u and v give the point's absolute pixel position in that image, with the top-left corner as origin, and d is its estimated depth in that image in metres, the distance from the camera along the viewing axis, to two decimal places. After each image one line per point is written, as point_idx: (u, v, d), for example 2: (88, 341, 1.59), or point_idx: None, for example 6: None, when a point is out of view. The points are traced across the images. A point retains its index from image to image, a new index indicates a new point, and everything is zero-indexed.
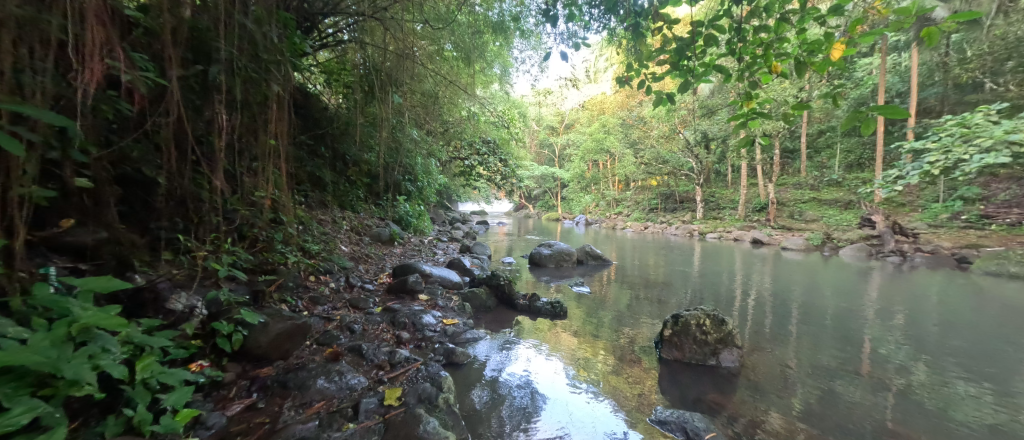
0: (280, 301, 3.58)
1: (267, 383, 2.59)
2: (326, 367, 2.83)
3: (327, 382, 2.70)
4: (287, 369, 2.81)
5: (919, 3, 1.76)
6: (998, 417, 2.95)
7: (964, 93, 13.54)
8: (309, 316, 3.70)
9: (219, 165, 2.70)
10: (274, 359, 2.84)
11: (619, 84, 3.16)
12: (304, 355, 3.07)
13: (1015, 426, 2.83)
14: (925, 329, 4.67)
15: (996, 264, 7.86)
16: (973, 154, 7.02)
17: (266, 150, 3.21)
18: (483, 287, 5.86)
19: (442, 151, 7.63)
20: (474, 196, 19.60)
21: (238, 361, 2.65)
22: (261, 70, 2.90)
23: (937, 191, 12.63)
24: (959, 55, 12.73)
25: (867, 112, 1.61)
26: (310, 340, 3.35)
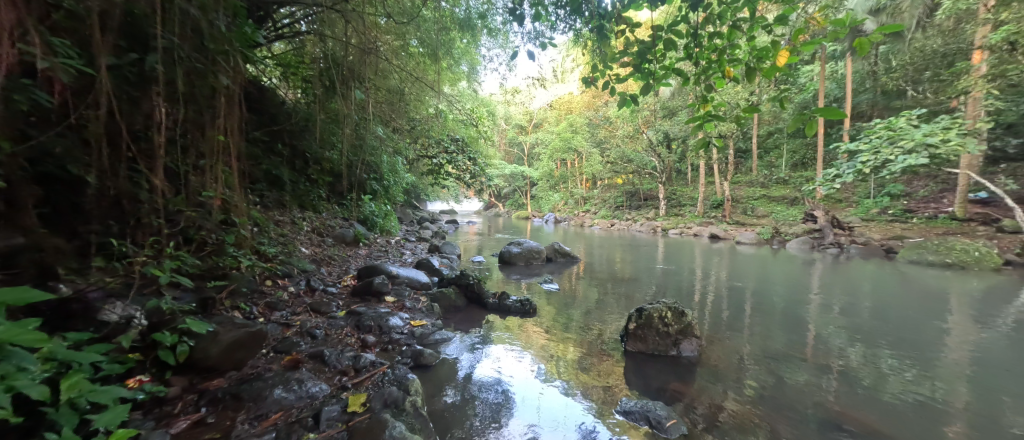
0: (232, 309, 3.36)
1: (217, 397, 2.42)
2: (285, 376, 2.70)
3: (285, 391, 2.57)
4: (240, 380, 2.65)
5: (852, 16, 1.91)
6: (921, 391, 3.26)
7: (890, 100, 14.95)
8: (265, 323, 3.50)
9: (159, 163, 2.47)
10: (226, 370, 2.66)
11: (586, 84, 3.22)
12: (260, 365, 2.90)
13: (936, 398, 3.15)
14: (861, 315, 5.09)
15: (918, 253, 8.73)
16: (898, 154, 7.77)
17: (214, 147, 2.99)
18: (452, 287, 5.80)
19: (409, 149, 7.46)
20: (443, 195, 19.34)
21: (184, 374, 2.46)
22: (207, 62, 2.70)
23: (870, 188, 13.85)
24: (887, 65, 14.03)
25: (810, 115, 1.72)
26: (267, 349, 3.17)
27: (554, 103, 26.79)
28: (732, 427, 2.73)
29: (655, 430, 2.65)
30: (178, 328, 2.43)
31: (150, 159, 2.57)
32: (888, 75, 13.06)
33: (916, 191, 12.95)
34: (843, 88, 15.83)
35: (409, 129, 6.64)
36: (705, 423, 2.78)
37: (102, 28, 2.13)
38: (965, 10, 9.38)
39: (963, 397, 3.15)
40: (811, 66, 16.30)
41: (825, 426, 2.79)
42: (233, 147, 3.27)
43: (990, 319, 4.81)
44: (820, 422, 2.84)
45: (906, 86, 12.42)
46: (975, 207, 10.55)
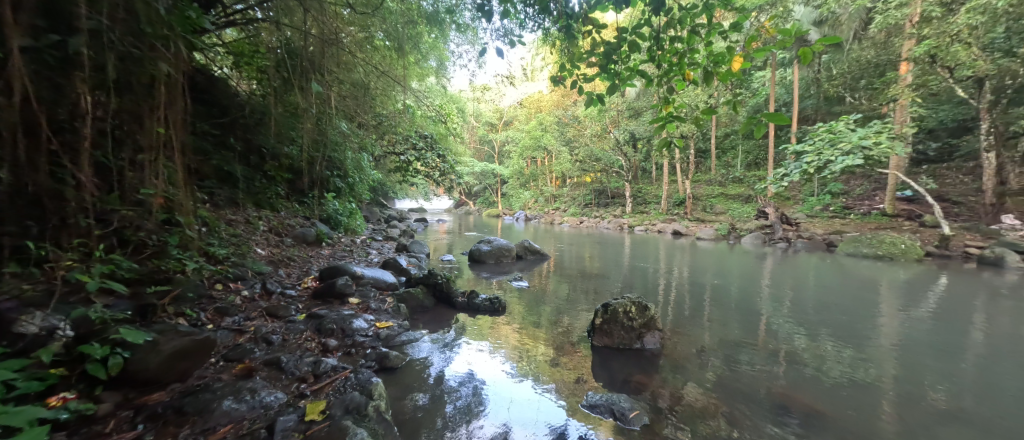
0: (177, 316, 3.13)
1: (156, 412, 2.23)
2: (235, 387, 2.55)
3: (236, 402, 2.43)
4: (185, 392, 2.47)
5: (798, 27, 2.06)
6: (854, 372, 3.58)
7: (832, 105, 16.22)
8: (214, 330, 3.28)
9: (85, 157, 2.27)
10: (168, 382, 2.47)
11: (554, 83, 3.24)
12: (207, 374, 2.72)
13: (867, 379, 3.46)
14: (806, 305, 5.49)
15: (854, 246, 9.57)
16: (838, 156, 8.46)
17: (153, 141, 2.76)
18: (420, 287, 5.69)
19: (375, 146, 7.25)
20: (412, 193, 18.93)
21: (118, 389, 2.25)
22: (144, 48, 2.47)
23: (813, 187, 14.99)
24: (828, 73, 15.22)
25: (759, 119, 1.85)
26: (216, 357, 2.98)
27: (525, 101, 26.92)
28: (690, 415, 2.87)
29: (619, 422, 2.74)
30: (111, 339, 2.21)
31: (76, 152, 2.32)
32: (830, 83, 14.18)
33: (853, 190, 14.12)
34: (791, 93, 17.01)
35: (375, 125, 6.41)
36: (666, 413, 2.89)
37: (13, 5, 1.90)
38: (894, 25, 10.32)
39: (889, 377, 3.47)
40: (762, 72, 17.33)
41: (772, 410, 2.99)
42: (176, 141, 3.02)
43: (914, 306, 5.32)
44: (768, 406, 3.04)
45: (844, 93, 13.51)
46: (902, 204, 11.68)
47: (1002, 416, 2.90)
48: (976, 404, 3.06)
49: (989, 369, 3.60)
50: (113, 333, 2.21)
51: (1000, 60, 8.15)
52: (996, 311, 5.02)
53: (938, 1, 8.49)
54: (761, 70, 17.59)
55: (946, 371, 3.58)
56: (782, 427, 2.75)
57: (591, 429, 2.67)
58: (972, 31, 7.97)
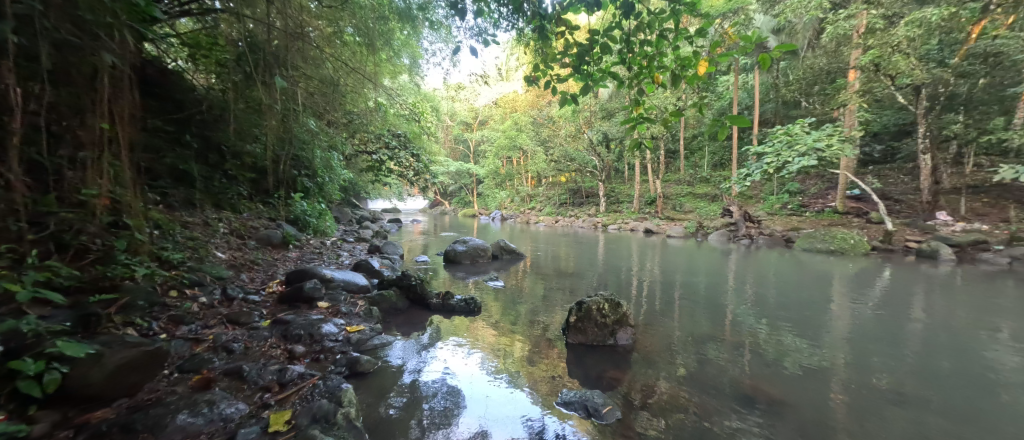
0: (126, 325, 2.93)
1: (101, 429, 2.07)
2: (192, 399, 2.41)
3: (192, 416, 2.29)
4: (134, 408, 2.31)
5: (758, 34, 2.19)
6: (808, 360, 3.83)
7: (789, 109, 17.21)
8: (168, 340, 3.09)
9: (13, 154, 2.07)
10: (114, 398, 2.30)
11: (529, 83, 3.25)
12: (159, 388, 2.57)
13: (819, 366, 3.70)
14: (767, 299, 5.81)
15: (810, 242, 10.21)
16: (795, 157, 9.00)
17: (95, 138, 2.57)
18: (393, 289, 5.57)
19: (345, 144, 7.03)
20: (385, 193, 18.53)
21: (56, 407, 2.07)
22: (83, 36, 2.29)
23: (773, 186, 15.85)
24: (786, 79, 16.13)
25: (723, 121, 1.95)
26: (170, 369, 2.81)
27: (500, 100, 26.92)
28: (660, 407, 2.97)
29: (593, 417, 2.79)
30: (47, 353, 2.01)
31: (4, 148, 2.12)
32: (787, 88, 15.06)
33: (809, 189, 15.04)
34: (753, 97, 17.91)
35: (345, 124, 6.22)
36: (638, 407, 2.97)
37: None
38: (843, 35, 11.06)
39: (839, 364, 3.73)
40: (726, 77, 18.13)
41: (737, 400, 3.13)
42: (123, 138, 2.82)
43: (863, 298, 5.72)
44: (731, 395, 3.20)
45: (800, 98, 14.38)
46: (851, 202, 12.56)
47: (937, 396, 3.17)
48: (914, 386, 3.33)
49: (927, 354, 3.92)
50: (50, 346, 2.00)
51: (934, 70, 8.90)
52: (932, 301, 5.48)
53: (881, 14, 9.20)
54: (725, 75, 18.39)
55: (890, 357, 3.86)
56: (745, 416, 2.89)
57: (567, 425, 2.71)
58: (910, 42, 8.71)
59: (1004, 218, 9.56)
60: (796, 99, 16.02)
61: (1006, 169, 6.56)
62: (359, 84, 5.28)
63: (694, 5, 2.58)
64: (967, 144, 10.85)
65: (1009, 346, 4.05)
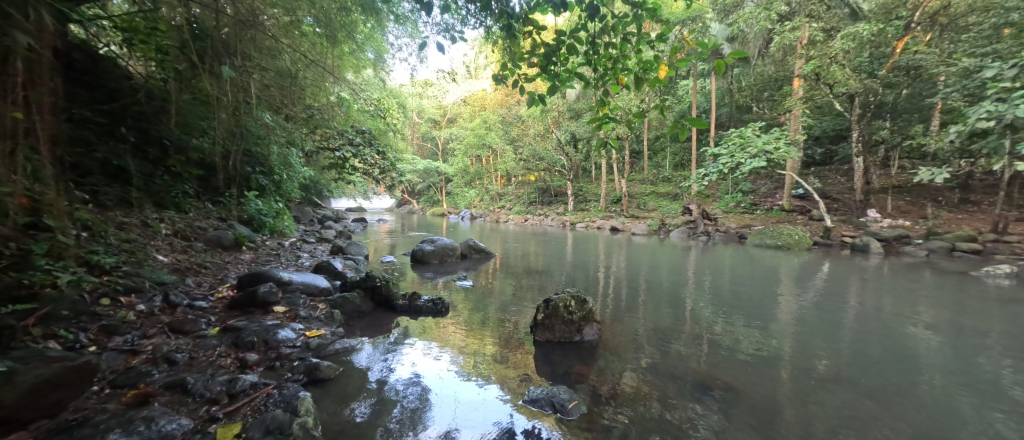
0: (45, 338, 2.66)
1: None
2: (126, 417, 2.21)
3: (126, 435, 2.10)
4: (55, 430, 2.07)
5: (714, 41, 2.32)
6: (757, 348, 4.11)
7: (742, 113, 18.33)
8: (97, 353, 2.82)
9: None
10: (32, 419, 2.06)
11: (497, 81, 3.24)
12: (88, 406, 2.33)
13: (767, 353, 3.98)
14: (723, 292, 6.16)
15: (761, 238, 10.94)
16: (747, 159, 9.65)
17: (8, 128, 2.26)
18: (356, 291, 5.38)
19: (305, 140, 6.69)
20: (349, 191, 17.87)
21: None
22: None
23: (728, 186, 16.83)
24: (739, 84, 17.17)
25: (683, 123, 2.05)
26: (101, 384, 2.57)
27: (470, 98, 26.73)
28: (625, 399, 3.07)
29: (559, 413, 2.83)
30: None
31: None
32: (740, 93, 16.05)
33: (759, 188, 16.10)
34: (709, 101, 18.91)
35: (305, 118, 5.92)
36: (603, 401, 3.05)
37: None
38: (789, 45, 11.93)
39: (784, 351, 4.02)
40: (686, 81, 19.00)
41: (694, 389, 3.29)
42: (44, 129, 2.52)
43: (806, 289, 6.19)
44: (690, 384, 3.37)
45: (751, 103, 15.36)
46: (796, 201, 13.58)
47: (868, 378, 3.49)
48: (849, 369, 3.65)
49: (860, 339, 4.31)
50: None
51: (865, 80, 9.80)
52: (865, 291, 6.02)
53: (821, 28, 10.02)
54: (685, 79, 19.27)
55: (829, 343, 4.21)
56: (702, 403, 3.05)
57: (536, 422, 2.73)
58: (845, 55, 9.53)
59: (922, 215, 10.70)
60: (748, 104, 17.10)
61: (923, 170, 7.30)
62: (319, 78, 5.04)
63: (655, 11, 2.67)
64: (893, 148, 12.02)
65: (926, 329, 4.53)
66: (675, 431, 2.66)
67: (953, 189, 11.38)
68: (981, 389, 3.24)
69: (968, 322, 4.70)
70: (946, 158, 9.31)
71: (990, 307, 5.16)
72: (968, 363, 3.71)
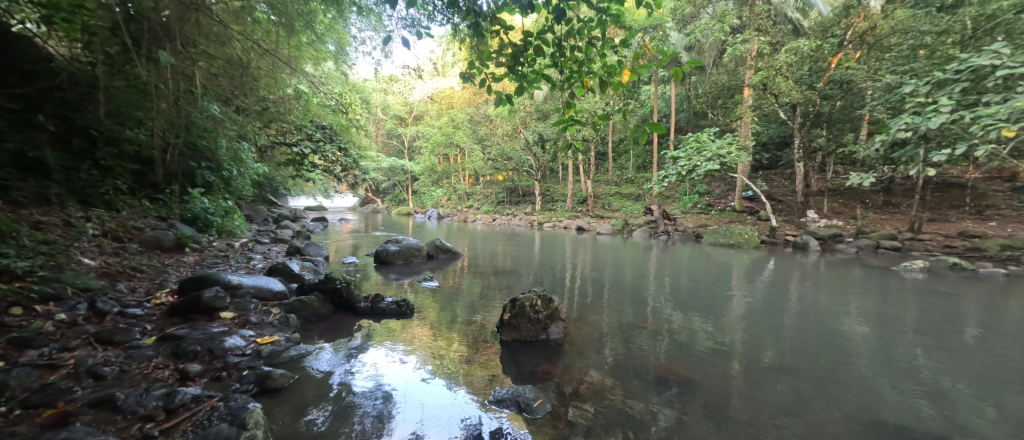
0: None
1: None
2: None
3: None
4: None
5: (672, 50, 2.42)
6: (711, 341, 4.36)
7: (699, 119, 19.37)
8: (6, 369, 2.50)
9: None
10: None
11: (464, 79, 3.20)
12: None
13: (719, 346, 4.23)
14: (682, 289, 6.48)
15: (715, 237, 11.62)
16: (703, 162, 10.28)
17: None
18: (314, 294, 5.12)
19: (258, 135, 6.28)
20: (310, 189, 17.05)
21: None
22: None
23: (686, 188, 17.70)
24: (696, 91, 18.14)
25: (643, 127, 2.13)
26: (10, 404, 2.28)
27: (437, 96, 26.32)
28: (588, 395, 3.15)
29: (524, 412, 2.85)
30: None
31: None
32: (696, 100, 16.98)
33: (714, 190, 17.07)
34: (669, 107, 19.79)
35: (259, 111, 5.56)
36: (568, 398, 3.10)
37: None
38: (740, 57, 12.75)
39: (734, 344, 4.29)
40: (647, 87, 19.76)
41: (654, 382, 3.43)
42: None
43: (755, 285, 6.64)
44: (649, 378, 3.51)
45: (707, 110, 16.28)
46: (746, 202, 14.54)
47: (805, 365, 3.80)
48: (789, 358, 3.96)
49: (799, 330, 4.69)
50: None
51: (805, 92, 10.68)
52: (805, 286, 6.55)
53: (768, 42, 10.80)
54: (646, 85, 20.04)
55: (774, 335, 4.53)
56: (659, 396, 3.18)
57: (501, 422, 2.72)
58: (788, 67, 10.33)
59: (852, 216, 11.80)
60: (704, 110, 18.11)
61: (853, 175, 8.03)
62: (274, 68, 4.74)
63: (619, 17, 2.74)
64: (828, 155, 13.16)
65: (856, 320, 5.00)
66: (636, 424, 2.76)
67: (878, 192, 12.63)
68: (899, 372, 3.62)
69: (890, 312, 5.22)
70: (872, 164, 10.32)
71: (907, 298, 5.78)
72: (890, 349, 4.12)
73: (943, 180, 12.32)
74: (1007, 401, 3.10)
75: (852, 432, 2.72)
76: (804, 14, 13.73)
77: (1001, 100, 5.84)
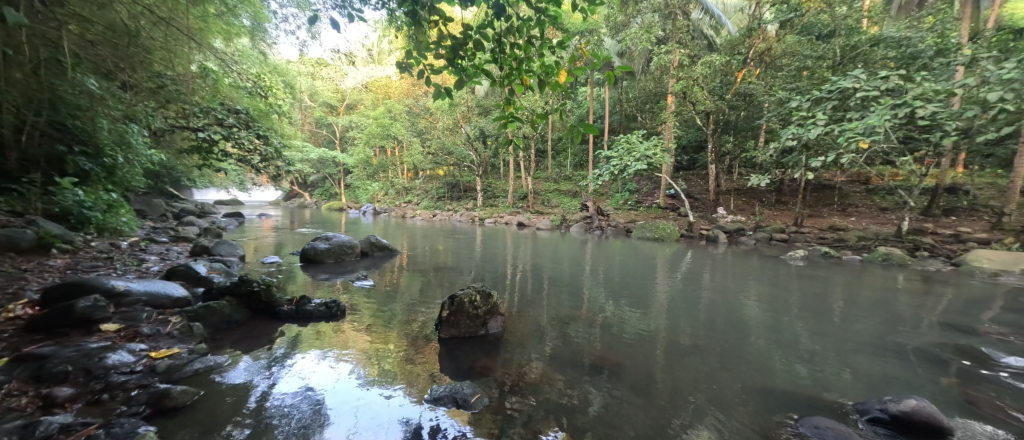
0: None
1: None
2: None
3: None
4: None
5: (604, 53, 2.55)
6: (638, 327, 4.73)
7: (629, 122, 20.76)
8: None
9: None
10: None
11: (400, 69, 3.01)
12: None
13: (645, 331, 4.61)
14: (614, 280, 6.92)
15: (643, 231, 12.58)
16: (633, 161, 11.06)
17: None
18: (226, 298, 4.56)
19: (152, 116, 5.41)
20: (222, 180, 15.14)
21: None
22: None
23: (619, 185, 18.88)
24: (627, 95, 19.39)
25: (578, 126, 2.21)
26: None
27: (372, 84, 24.91)
28: (527, 386, 3.24)
29: (462, 408, 2.82)
30: None
31: None
32: (627, 104, 18.19)
33: (642, 188, 18.43)
34: (603, 108, 20.95)
35: (152, 89, 4.75)
36: (508, 391, 3.12)
37: None
38: (665, 66, 13.90)
39: (658, 329, 4.69)
40: (583, 88, 20.62)
41: (588, 369, 3.61)
42: None
43: (675, 276, 7.33)
44: (583, 365, 3.70)
45: (637, 113, 17.51)
46: (669, 200, 15.91)
47: (716, 344, 4.29)
48: (703, 338, 4.43)
49: (711, 314, 5.27)
50: None
51: (717, 102, 11.98)
52: (715, 275, 7.38)
53: (687, 54, 11.92)
54: (582, 86, 20.89)
55: (690, 320, 5.02)
56: (592, 381, 3.38)
57: (439, 420, 2.67)
58: (703, 79, 11.50)
59: (753, 212, 13.51)
60: (634, 114, 19.44)
61: (754, 177, 9.18)
62: (171, 40, 4.06)
63: (556, 19, 2.80)
64: (734, 159, 14.89)
65: (755, 303, 5.75)
66: (572, 410, 2.88)
67: (772, 192, 14.63)
68: (786, 346, 4.24)
69: (781, 295, 6.10)
70: (768, 168, 11.94)
71: (793, 283, 6.80)
72: (779, 327, 4.79)
73: (820, 182, 14.62)
74: (861, 363, 3.79)
75: (751, 400, 3.13)
76: (717, 31, 15.34)
77: (859, 118, 7.08)
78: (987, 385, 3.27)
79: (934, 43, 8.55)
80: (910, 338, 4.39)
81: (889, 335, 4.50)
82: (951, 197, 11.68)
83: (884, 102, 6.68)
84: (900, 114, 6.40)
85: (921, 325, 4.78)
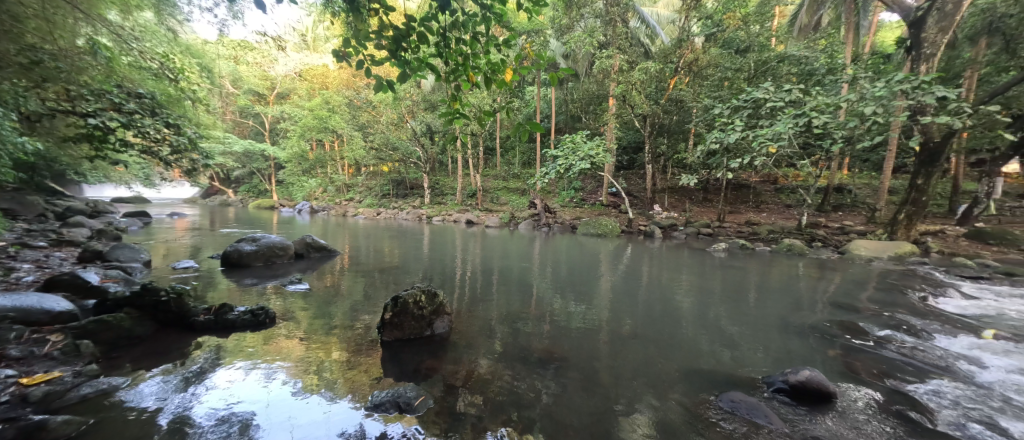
0: None
1: None
2: None
3: None
4: None
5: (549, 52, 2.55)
6: (584, 319, 4.93)
7: (574, 122, 21.45)
8: None
9: None
10: None
11: (338, 58, 2.77)
12: None
13: (589, 323, 4.81)
14: (561, 275, 7.15)
15: (587, 227, 13.12)
16: (577, 160, 11.48)
17: None
18: (125, 310, 3.94)
19: (24, 98, 4.52)
20: (123, 175, 13.13)
21: None
22: None
23: (565, 183, 19.45)
24: (572, 96, 20.02)
25: (524, 125, 2.20)
26: None
27: (305, 72, 23.06)
28: (476, 384, 3.21)
29: (405, 412, 2.72)
30: None
31: None
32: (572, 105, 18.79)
33: (586, 186, 19.17)
34: (550, 108, 21.41)
35: (24, 65, 3.98)
36: (456, 391, 3.08)
37: None
38: (606, 71, 14.56)
39: (601, 320, 4.92)
40: (530, 88, 20.93)
41: (536, 364, 3.67)
42: None
43: (616, 270, 7.73)
44: (531, 360, 3.76)
45: (581, 114, 18.15)
46: (611, 198, 16.73)
47: (653, 331, 4.61)
48: (640, 327, 4.74)
49: (649, 304, 5.66)
50: None
51: (653, 106, 12.83)
52: (652, 267, 7.93)
53: (626, 60, 12.59)
54: (529, 85, 21.19)
55: (630, 310, 5.35)
56: (540, 374, 3.44)
57: (382, 426, 2.54)
58: (639, 84, 12.25)
59: (683, 209, 14.69)
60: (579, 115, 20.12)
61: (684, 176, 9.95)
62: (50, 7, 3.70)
63: (502, 17, 2.76)
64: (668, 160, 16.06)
65: (686, 292, 6.27)
66: (519, 405, 2.91)
67: (699, 191, 15.99)
68: (711, 330, 4.66)
69: (708, 284, 6.71)
70: (695, 168, 13.07)
71: (717, 273, 7.50)
72: (705, 313, 5.26)
73: (739, 182, 16.28)
74: (771, 342, 4.29)
75: (682, 381, 3.40)
76: (653, 40, 16.36)
77: (769, 125, 7.99)
78: (863, 355, 3.87)
79: (827, 63, 9.91)
80: (809, 318, 5.06)
81: (792, 315, 5.15)
82: (839, 196, 13.66)
83: (788, 112, 7.60)
84: (801, 123, 7.33)
85: (816, 305, 5.54)
